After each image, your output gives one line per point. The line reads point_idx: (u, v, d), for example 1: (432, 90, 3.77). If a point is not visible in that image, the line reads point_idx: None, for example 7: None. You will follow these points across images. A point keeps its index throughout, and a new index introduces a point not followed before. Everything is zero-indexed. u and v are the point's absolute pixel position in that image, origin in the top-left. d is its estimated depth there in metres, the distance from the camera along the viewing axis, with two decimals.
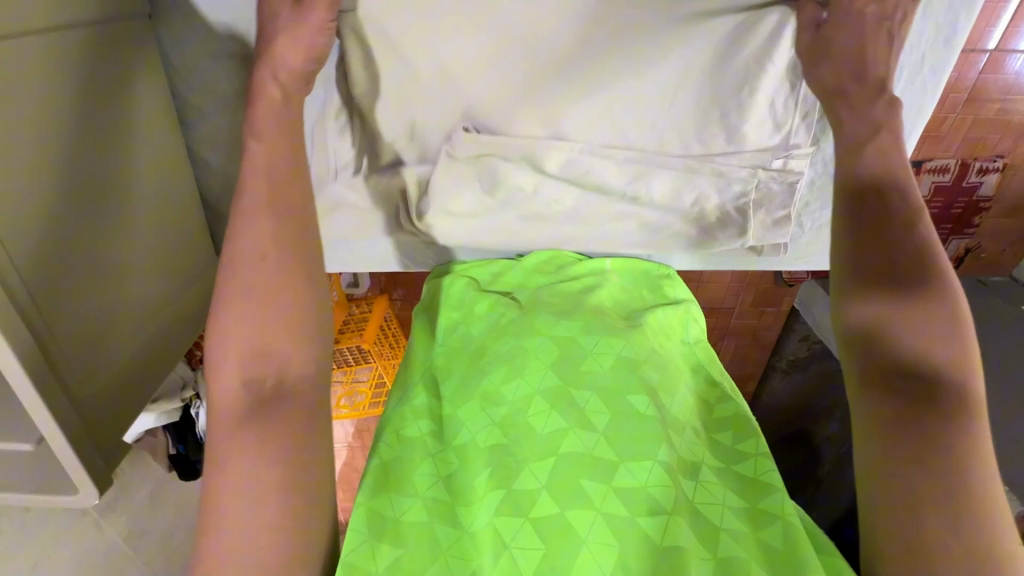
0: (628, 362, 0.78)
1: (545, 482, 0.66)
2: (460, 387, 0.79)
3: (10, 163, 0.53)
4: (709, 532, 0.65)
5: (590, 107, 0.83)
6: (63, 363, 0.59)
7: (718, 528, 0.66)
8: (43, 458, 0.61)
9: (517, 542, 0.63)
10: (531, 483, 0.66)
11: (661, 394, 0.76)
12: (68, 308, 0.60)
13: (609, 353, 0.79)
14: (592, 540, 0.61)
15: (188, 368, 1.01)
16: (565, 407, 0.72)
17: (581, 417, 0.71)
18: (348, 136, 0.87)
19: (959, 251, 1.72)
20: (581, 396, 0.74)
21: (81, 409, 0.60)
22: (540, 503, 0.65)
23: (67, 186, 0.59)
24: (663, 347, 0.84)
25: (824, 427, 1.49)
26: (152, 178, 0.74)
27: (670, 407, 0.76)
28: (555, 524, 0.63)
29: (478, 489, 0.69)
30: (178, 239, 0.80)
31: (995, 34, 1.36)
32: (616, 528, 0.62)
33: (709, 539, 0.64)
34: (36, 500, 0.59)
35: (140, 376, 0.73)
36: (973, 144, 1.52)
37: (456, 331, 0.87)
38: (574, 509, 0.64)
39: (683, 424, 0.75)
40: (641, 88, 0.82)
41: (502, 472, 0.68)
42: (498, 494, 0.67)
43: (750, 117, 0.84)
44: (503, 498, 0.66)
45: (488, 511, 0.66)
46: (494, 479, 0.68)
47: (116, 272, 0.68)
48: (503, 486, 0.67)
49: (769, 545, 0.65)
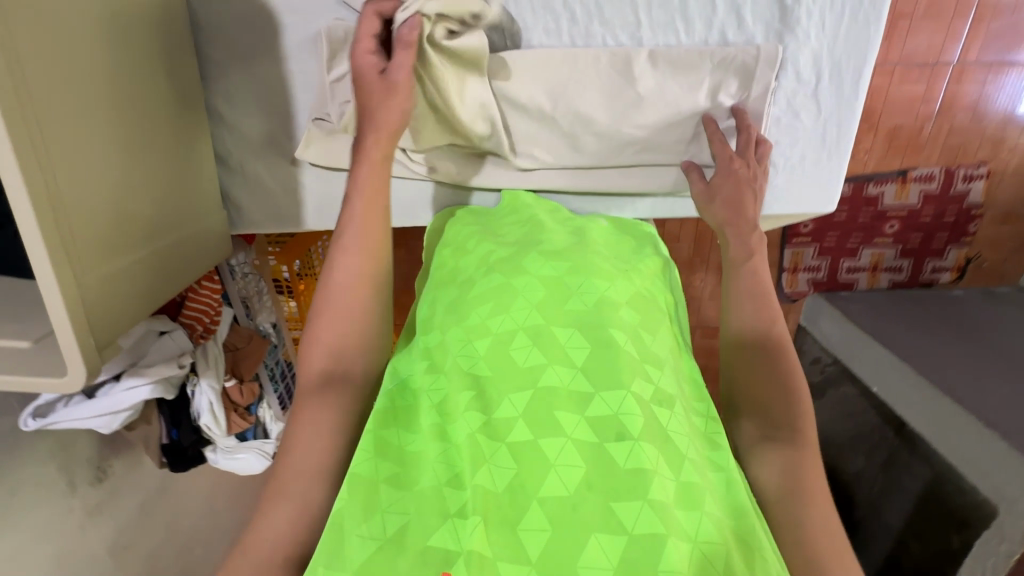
0: (613, 303, 0.68)
1: (522, 411, 0.58)
2: (451, 312, 0.70)
3: (52, 43, 0.57)
4: (675, 455, 0.56)
5: (530, 80, 0.78)
6: (69, 243, 0.59)
7: (684, 456, 0.57)
8: (42, 351, 0.64)
9: (495, 459, 0.56)
10: (510, 411, 0.59)
11: (641, 330, 0.67)
12: (75, 186, 0.60)
13: (594, 293, 0.68)
14: (561, 462, 0.55)
15: (190, 340, 1.03)
16: (544, 341, 0.63)
17: (559, 352, 0.62)
18: (315, 72, 0.81)
19: (959, 260, 1.67)
20: (564, 335, 0.64)
21: (83, 286, 0.61)
22: (513, 427, 0.57)
23: (99, 79, 0.64)
24: (647, 289, 0.75)
25: (850, 464, 1.44)
26: (182, 95, 0.77)
27: (651, 345, 0.66)
28: (529, 450, 0.56)
29: (460, 407, 0.61)
30: (198, 159, 0.82)
31: (957, 48, 1.41)
32: (584, 452, 0.55)
33: (674, 461, 0.56)
34: (26, 383, 0.60)
35: (151, 296, 0.73)
36: (954, 152, 1.54)
37: (443, 272, 0.79)
38: (548, 436, 0.56)
39: (664, 361, 0.66)
40: (579, 85, 0.78)
41: (482, 399, 0.60)
42: (479, 418, 0.59)
43: (711, 67, 0.77)
44: (483, 423, 0.58)
45: (467, 423, 0.59)
46: (477, 403, 0.60)
47: (127, 173, 0.68)
48: (484, 409, 0.59)
49: (719, 488, 0.58)
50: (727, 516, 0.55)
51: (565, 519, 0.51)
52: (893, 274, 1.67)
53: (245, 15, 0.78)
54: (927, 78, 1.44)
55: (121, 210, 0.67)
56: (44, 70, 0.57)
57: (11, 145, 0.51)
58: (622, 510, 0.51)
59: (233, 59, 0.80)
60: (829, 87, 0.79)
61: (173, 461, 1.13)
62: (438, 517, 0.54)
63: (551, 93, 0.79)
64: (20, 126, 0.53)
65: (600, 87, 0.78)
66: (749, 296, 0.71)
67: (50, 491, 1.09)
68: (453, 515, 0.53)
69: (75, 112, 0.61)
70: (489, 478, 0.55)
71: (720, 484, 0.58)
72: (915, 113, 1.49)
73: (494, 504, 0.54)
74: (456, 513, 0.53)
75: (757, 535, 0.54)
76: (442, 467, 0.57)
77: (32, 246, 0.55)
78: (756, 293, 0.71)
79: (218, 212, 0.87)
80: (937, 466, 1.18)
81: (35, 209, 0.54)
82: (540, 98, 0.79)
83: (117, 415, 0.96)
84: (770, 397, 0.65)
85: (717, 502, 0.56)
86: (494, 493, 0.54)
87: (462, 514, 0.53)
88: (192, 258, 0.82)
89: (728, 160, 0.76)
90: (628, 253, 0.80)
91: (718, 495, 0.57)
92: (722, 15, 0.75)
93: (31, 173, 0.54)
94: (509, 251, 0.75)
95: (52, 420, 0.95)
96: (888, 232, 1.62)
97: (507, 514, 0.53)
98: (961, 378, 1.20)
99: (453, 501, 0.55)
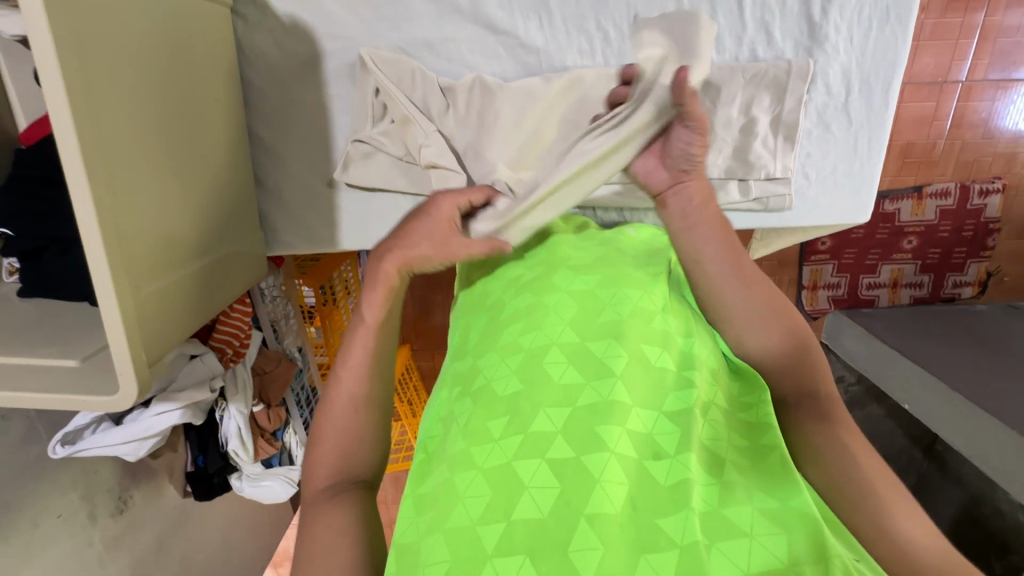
0: (649, 314, 0.64)
1: (562, 427, 0.54)
2: (484, 337, 0.67)
3: (121, 70, 0.60)
4: (714, 463, 0.54)
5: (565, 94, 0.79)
6: (124, 254, 0.60)
7: (725, 462, 0.55)
8: (87, 369, 0.65)
9: (535, 479, 0.51)
10: (548, 426, 0.54)
11: (675, 338, 0.63)
12: (127, 200, 0.61)
13: (627, 303, 0.64)
14: (606, 477, 0.50)
15: (221, 364, 1.01)
16: (578, 355, 0.59)
17: (596, 365, 0.58)
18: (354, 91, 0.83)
19: (980, 275, 1.64)
20: (599, 347, 0.60)
21: (137, 308, 0.61)
22: (555, 443, 0.53)
23: (159, 106, 0.66)
24: (676, 293, 0.70)
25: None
26: (228, 121, 0.79)
27: (685, 353, 0.62)
28: (571, 467, 0.51)
29: (498, 434, 0.55)
30: (239, 182, 0.83)
31: (964, 66, 1.44)
32: (629, 468, 0.51)
33: (713, 467, 0.54)
34: (75, 401, 0.60)
35: (197, 313, 0.74)
36: (968, 167, 1.55)
37: (479, 292, 0.76)
38: (591, 452, 0.51)
39: (703, 367, 0.62)
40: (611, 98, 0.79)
41: (517, 418, 0.56)
42: (515, 440, 0.54)
43: (741, 82, 0.78)
44: (522, 443, 0.54)
45: (503, 450, 0.54)
46: (513, 424, 0.55)
47: (176, 194, 0.69)
48: (521, 429, 0.55)
49: (775, 481, 0.54)
50: (779, 500, 0.51)
51: (615, 539, 0.47)
52: (913, 290, 1.65)
53: (289, 42, 0.80)
54: (936, 96, 1.47)
55: (171, 231, 0.68)
56: (110, 90, 0.58)
57: (81, 159, 0.53)
58: (669, 524, 0.48)
59: (276, 85, 0.83)
60: (859, 99, 0.80)
61: (199, 489, 1.12)
62: (477, 558, 0.47)
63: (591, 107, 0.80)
64: (89, 136, 0.54)
65: None
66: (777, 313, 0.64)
67: (71, 520, 1.07)
68: (493, 555, 0.47)
69: (133, 132, 0.62)
70: (532, 505, 0.50)
71: (772, 481, 0.54)
72: (926, 131, 1.51)
73: (534, 534, 0.48)
74: (496, 553, 0.47)
75: (818, 516, 0.49)
76: (472, 503, 0.51)
77: (93, 260, 0.55)
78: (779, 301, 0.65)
79: (257, 235, 0.88)
80: (972, 489, 1.16)
81: (99, 215, 0.55)
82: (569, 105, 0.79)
83: (146, 443, 0.95)
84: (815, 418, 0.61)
85: (771, 492, 0.52)
86: (539, 519, 0.49)
87: (501, 551, 0.47)
88: (227, 281, 0.81)
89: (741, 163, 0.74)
90: (652, 256, 0.74)
91: (771, 489, 0.53)
92: (751, 33, 0.78)
93: (95, 182, 0.55)
94: (536, 269, 0.72)
95: (80, 447, 0.94)
96: (906, 248, 1.61)
97: (553, 538, 0.47)
98: (992, 387, 1.15)
99: (490, 538, 0.48)
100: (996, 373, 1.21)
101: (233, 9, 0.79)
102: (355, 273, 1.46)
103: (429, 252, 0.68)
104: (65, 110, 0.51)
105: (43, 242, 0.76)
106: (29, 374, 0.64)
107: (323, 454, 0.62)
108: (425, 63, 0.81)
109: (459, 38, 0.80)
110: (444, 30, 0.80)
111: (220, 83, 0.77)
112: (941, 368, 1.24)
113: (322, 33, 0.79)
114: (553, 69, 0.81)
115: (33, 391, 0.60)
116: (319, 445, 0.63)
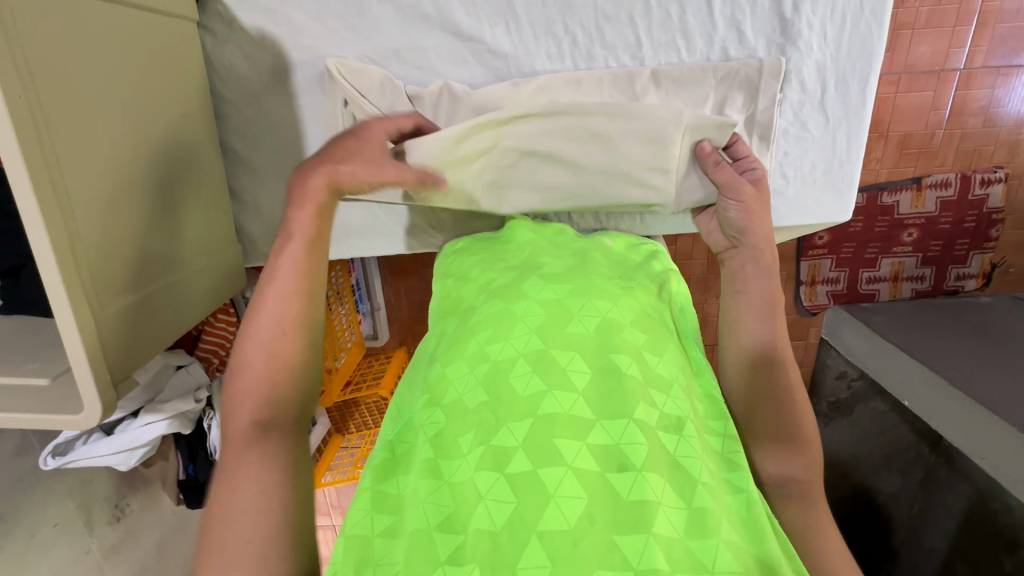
0: (616, 325, 0.62)
1: (522, 440, 0.53)
2: (453, 343, 0.65)
3: (77, 96, 0.61)
4: (684, 482, 0.51)
5: (536, 95, 0.79)
6: (85, 275, 0.61)
7: (696, 480, 0.52)
8: (57, 388, 0.66)
9: (493, 492, 0.50)
10: (508, 439, 0.53)
11: (646, 351, 0.61)
12: (87, 221, 0.62)
13: (595, 315, 0.63)
14: (562, 492, 0.49)
15: (206, 374, 1.04)
16: (545, 366, 0.58)
17: (561, 377, 0.57)
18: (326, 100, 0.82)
19: (984, 267, 1.57)
20: (565, 358, 0.58)
21: (99, 327, 0.62)
22: (514, 457, 0.52)
23: (118, 127, 0.67)
24: (652, 307, 0.68)
25: (887, 483, 1.35)
26: (197, 138, 0.80)
27: (657, 367, 0.60)
28: (529, 482, 0.50)
29: (462, 445, 0.55)
30: (210, 197, 0.83)
31: (963, 53, 1.37)
32: (589, 483, 0.50)
33: (684, 488, 0.51)
34: (43, 420, 0.62)
35: (171, 326, 0.76)
36: (968, 155, 1.47)
37: (452, 297, 0.74)
38: (551, 466, 0.51)
39: (672, 381, 0.60)
40: (582, 97, 0.79)
41: (481, 429, 0.55)
42: (477, 451, 0.53)
43: (714, 78, 0.78)
44: (483, 454, 0.53)
45: (467, 462, 0.53)
46: (477, 435, 0.55)
47: (139, 211, 0.70)
48: (483, 440, 0.54)
49: (737, 511, 0.53)
50: (743, 535, 0.50)
51: (568, 555, 0.46)
52: (914, 284, 1.58)
53: (258, 54, 0.80)
54: (935, 85, 1.40)
55: (134, 247, 0.69)
56: (64, 116, 0.59)
57: (32, 188, 0.54)
58: (627, 543, 0.46)
59: (246, 97, 0.83)
60: (835, 96, 0.80)
61: (191, 497, 1.13)
62: (428, 565, 0.47)
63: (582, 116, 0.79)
64: (40, 167, 0.56)
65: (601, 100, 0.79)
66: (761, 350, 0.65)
67: (69, 529, 1.09)
68: (444, 563, 0.47)
69: (89, 153, 0.62)
70: (487, 517, 0.49)
71: (735, 509, 0.53)
72: (924, 121, 1.44)
73: (488, 545, 0.47)
74: (449, 561, 0.47)
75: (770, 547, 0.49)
76: (432, 512, 0.51)
77: (49, 281, 0.57)
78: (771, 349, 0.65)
79: (230, 246, 0.89)
80: (979, 484, 1.09)
81: (53, 245, 0.56)
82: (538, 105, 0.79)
83: (138, 451, 0.96)
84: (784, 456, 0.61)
85: (735, 527, 0.51)
86: (493, 532, 0.48)
87: (457, 561, 0.47)
88: (195, 297, 0.81)
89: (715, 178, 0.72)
90: (628, 271, 0.73)
91: (734, 518, 0.51)
92: (723, 32, 0.77)
93: (49, 207, 0.56)
94: (510, 276, 0.70)
95: (70, 458, 0.95)
96: (907, 240, 1.54)
97: (505, 552, 0.47)
98: (993, 385, 1.12)
99: (445, 547, 0.48)
100: (994, 369, 1.18)
101: (200, 23, 0.79)
102: (346, 279, 1.42)
103: (361, 170, 0.68)
104: (11, 141, 0.53)
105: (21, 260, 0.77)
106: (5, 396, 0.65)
107: (249, 380, 0.57)
108: (393, 71, 0.81)
109: (427, 46, 0.80)
110: (412, 38, 0.79)
111: (184, 101, 0.77)
112: (937, 364, 1.21)
113: (289, 44, 0.79)
114: (523, 74, 0.81)
115: (5, 412, 0.62)
116: (241, 371, 0.58)
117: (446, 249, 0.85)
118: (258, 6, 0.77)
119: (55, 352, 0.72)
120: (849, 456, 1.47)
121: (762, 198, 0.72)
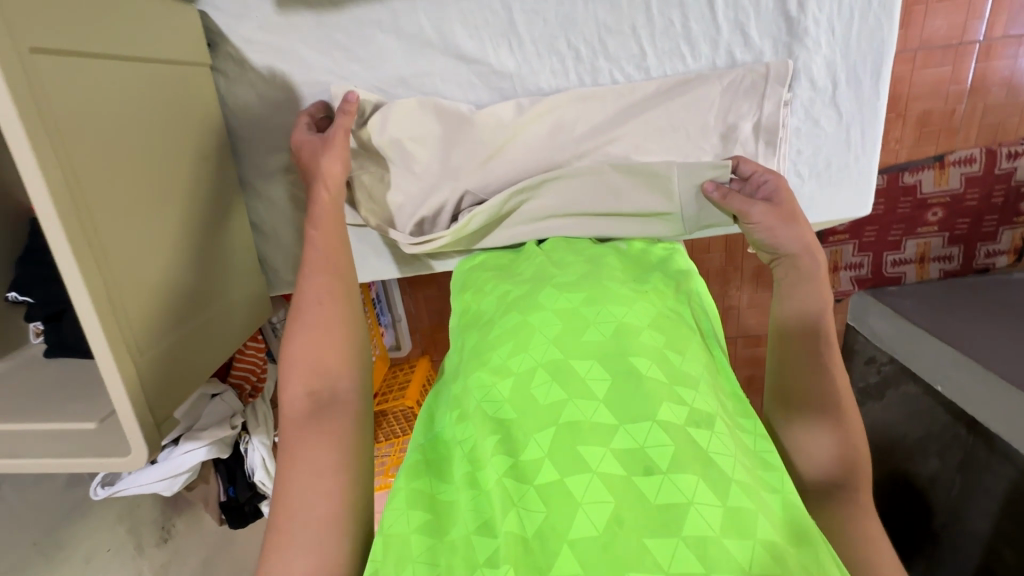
0: (633, 329, 0.61)
1: (550, 451, 0.53)
2: (474, 353, 0.65)
3: (101, 145, 0.63)
4: (719, 479, 0.50)
5: (538, 114, 0.80)
6: (121, 317, 0.64)
7: (730, 479, 0.51)
8: (103, 429, 0.70)
9: (524, 501, 0.52)
10: (536, 452, 0.54)
11: (668, 352, 0.60)
12: (120, 258, 0.65)
13: (611, 321, 0.62)
14: (590, 500, 0.50)
15: (240, 400, 1.07)
16: (565, 376, 0.58)
17: (581, 386, 0.57)
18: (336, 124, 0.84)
19: (1016, 242, 1.51)
20: (584, 367, 0.58)
21: (138, 367, 0.65)
22: (542, 468, 0.53)
23: (143, 172, 0.69)
24: (670, 308, 0.67)
25: (924, 466, 1.30)
26: (215, 174, 0.82)
27: (680, 367, 0.59)
28: (556, 491, 0.51)
29: (488, 456, 0.56)
30: (228, 226, 0.85)
31: (982, 25, 1.33)
32: (613, 487, 0.50)
33: (718, 484, 0.50)
34: (93, 463, 0.65)
35: (206, 357, 0.80)
36: (993, 129, 1.42)
37: (471, 310, 0.73)
38: (575, 473, 0.51)
39: (698, 379, 0.59)
40: (587, 112, 0.80)
41: (507, 440, 0.56)
42: (505, 460, 0.54)
43: (719, 83, 0.77)
44: (512, 465, 0.54)
45: (495, 469, 0.54)
46: (503, 444, 0.56)
47: (165, 246, 0.72)
48: (510, 450, 0.55)
49: (776, 509, 0.52)
50: (785, 534, 0.49)
51: (599, 559, 0.47)
52: (943, 264, 1.54)
53: (269, 91, 0.82)
54: (952, 59, 1.36)
55: (162, 282, 0.71)
56: (88, 165, 0.61)
57: (66, 239, 0.57)
58: (658, 547, 0.47)
59: (260, 132, 0.85)
60: (847, 91, 0.79)
61: (232, 517, 1.18)
62: (469, 567, 0.50)
63: (590, 135, 0.80)
64: (74, 220, 0.58)
65: (605, 114, 0.80)
66: (808, 345, 0.65)
67: (120, 553, 1.13)
68: (483, 562, 0.50)
69: (117, 200, 0.65)
70: (518, 521, 0.51)
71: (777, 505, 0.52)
72: (944, 96, 1.39)
73: (524, 545, 0.49)
74: (488, 561, 0.49)
75: (813, 550, 0.49)
76: (471, 518, 0.53)
77: (89, 324, 0.60)
78: (811, 339, 0.65)
79: (256, 277, 0.92)
80: (1022, 465, 1.04)
81: (89, 289, 0.59)
82: (544, 125, 0.80)
83: (181, 474, 0.99)
84: (834, 456, 0.62)
85: (775, 523, 0.50)
86: (523, 537, 0.50)
87: (495, 561, 0.49)
88: (228, 326, 0.85)
89: (744, 202, 0.71)
90: (644, 272, 0.72)
91: (773, 517, 0.50)
92: (727, 36, 0.77)
93: (83, 255, 0.59)
94: (525, 288, 0.69)
95: (118, 488, 1.00)
96: (931, 221, 1.50)
97: (538, 558, 0.48)
98: None
99: (483, 551, 0.51)
100: None
101: (212, 66, 0.82)
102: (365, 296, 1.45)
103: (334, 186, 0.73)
104: (46, 200, 0.56)
105: (59, 307, 0.81)
106: (52, 438, 0.69)
107: (304, 388, 0.63)
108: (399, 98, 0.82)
109: (432, 70, 0.81)
110: (418, 64, 0.80)
111: (198, 135, 0.79)
112: (972, 347, 1.17)
113: (298, 79, 0.81)
114: (529, 92, 0.82)
115: (56, 456, 0.65)
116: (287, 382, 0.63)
117: (463, 264, 0.83)
118: (266, 47, 0.80)
119: (100, 393, 0.75)
120: (882, 441, 1.43)
121: (780, 210, 0.69)
